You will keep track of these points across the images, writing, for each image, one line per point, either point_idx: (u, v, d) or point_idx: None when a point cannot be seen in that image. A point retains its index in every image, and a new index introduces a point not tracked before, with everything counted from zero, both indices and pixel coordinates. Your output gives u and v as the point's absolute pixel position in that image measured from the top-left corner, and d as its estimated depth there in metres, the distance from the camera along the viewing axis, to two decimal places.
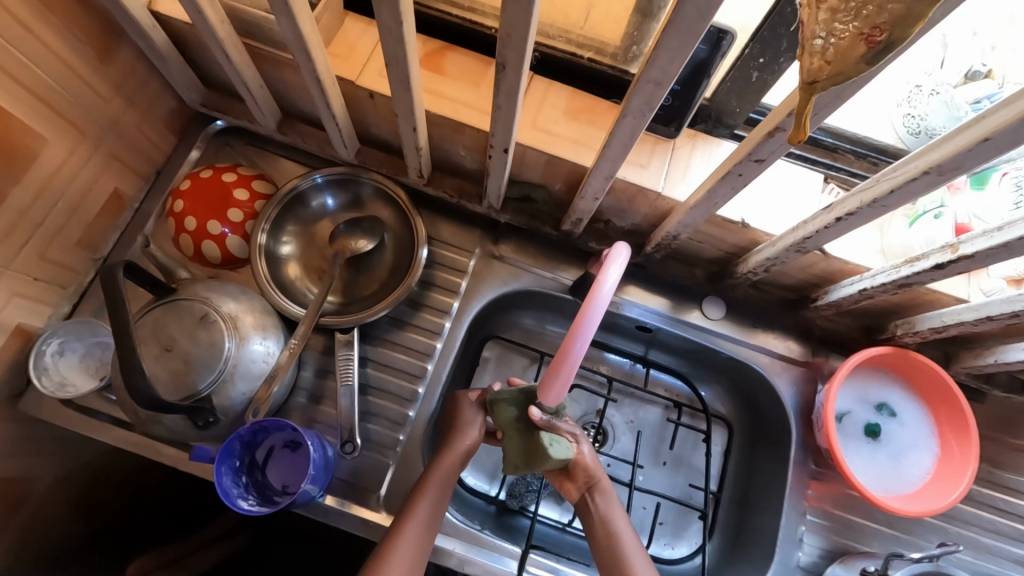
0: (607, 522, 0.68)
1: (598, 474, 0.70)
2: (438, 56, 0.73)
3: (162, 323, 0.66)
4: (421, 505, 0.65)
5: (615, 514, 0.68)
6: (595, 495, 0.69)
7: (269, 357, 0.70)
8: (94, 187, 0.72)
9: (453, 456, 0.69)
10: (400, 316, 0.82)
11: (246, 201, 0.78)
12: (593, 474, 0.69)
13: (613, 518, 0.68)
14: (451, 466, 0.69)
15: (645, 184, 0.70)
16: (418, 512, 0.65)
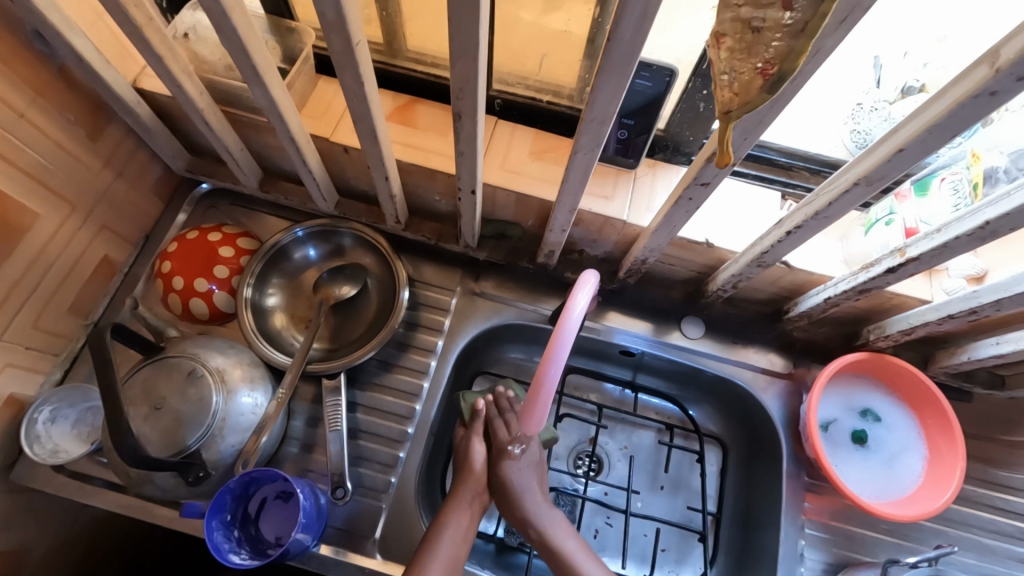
0: None
1: None
2: (407, 109, 0.77)
3: (151, 383, 0.67)
4: (449, 525, 0.68)
5: None
6: None
7: (258, 407, 0.71)
8: (85, 256, 0.75)
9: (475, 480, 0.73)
10: (387, 358, 0.84)
11: (232, 258, 0.81)
12: (513, 495, 0.71)
13: None
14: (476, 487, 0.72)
15: (611, 213, 0.73)
16: (446, 534, 0.67)
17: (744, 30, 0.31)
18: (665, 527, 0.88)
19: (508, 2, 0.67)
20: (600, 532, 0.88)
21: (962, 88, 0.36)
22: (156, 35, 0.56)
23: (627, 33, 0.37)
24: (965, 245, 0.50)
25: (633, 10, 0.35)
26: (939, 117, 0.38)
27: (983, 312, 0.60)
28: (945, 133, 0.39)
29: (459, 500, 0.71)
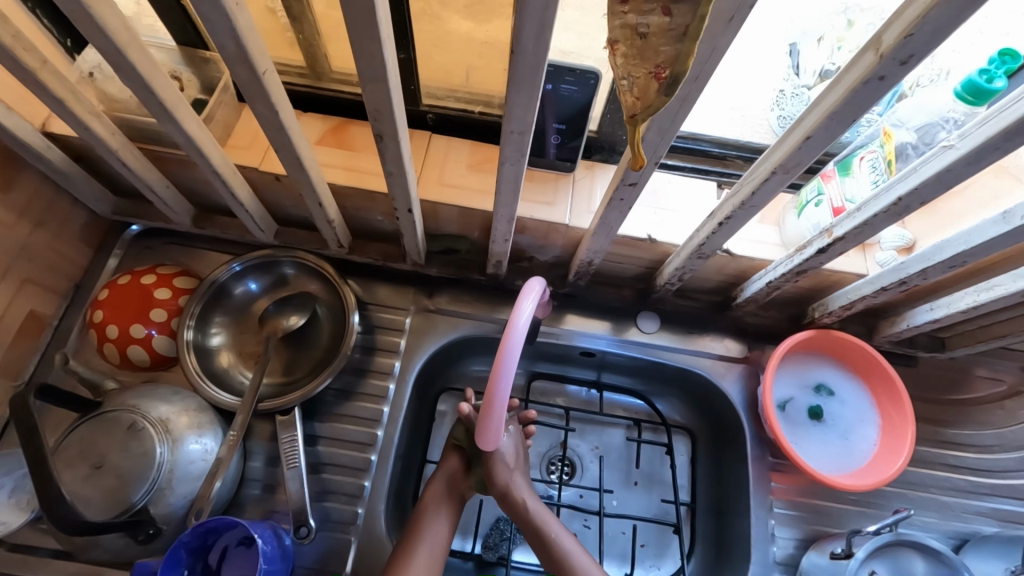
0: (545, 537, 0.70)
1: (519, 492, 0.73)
2: (339, 131, 0.76)
3: (90, 441, 0.64)
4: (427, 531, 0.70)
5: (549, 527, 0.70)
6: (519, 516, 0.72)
7: (209, 453, 0.68)
8: (6, 314, 0.71)
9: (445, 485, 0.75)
10: (344, 387, 0.82)
11: (170, 299, 0.78)
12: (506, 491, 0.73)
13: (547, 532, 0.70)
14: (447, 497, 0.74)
15: (553, 218, 0.73)
16: (421, 543, 0.68)
17: (632, 37, 0.31)
18: (642, 523, 0.89)
19: (427, 16, 0.66)
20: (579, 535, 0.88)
21: (855, 74, 0.38)
22: (54, 78, 0.53)
23: (528, 45, 0.37)
24: (883, 222, 0.52)
25: (529, 21, 0.35)
26: (837, 105, 0.39)
27: (912, 282, 0.63)
28: (844, 119, 0.40)
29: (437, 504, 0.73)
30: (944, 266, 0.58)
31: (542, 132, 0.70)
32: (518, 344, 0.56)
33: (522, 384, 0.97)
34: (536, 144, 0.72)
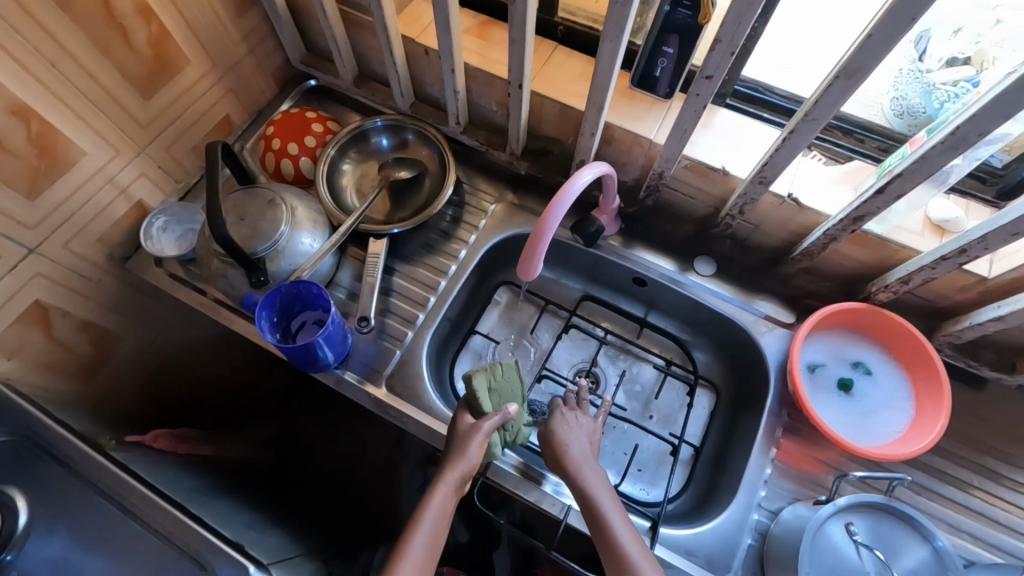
0: (586, 494, 0.70)
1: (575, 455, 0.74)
2: (483, 28, 0.91)
3: (241, 202, 0.83)
4: (430, 517, 0.68)
5: (593, 486, 0.71)
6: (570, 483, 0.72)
7: (315, 246, 0.86)
8: (212, 108, 0.95)
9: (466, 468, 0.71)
10: (427, 240, 0.96)
11: (320, 134, 0.98)
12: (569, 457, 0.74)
13: (592, 493, 0.70)
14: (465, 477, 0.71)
15: (640, 132, 0.81)
16: (422, 528, 0.67)
17: None
18: (646, 448, 0.94)
19: None
20: None
21: None
22: None
23: None
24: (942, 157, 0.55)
25: None
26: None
27: (973, 253, 0.63)
28: (903, 18, 0.46)
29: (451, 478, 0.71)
30: (1006, 233, 0.59)
31: (652, 55, 0.79)
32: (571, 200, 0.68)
33: (573, 301, 1.07)
34: (643, 66, 0.81)
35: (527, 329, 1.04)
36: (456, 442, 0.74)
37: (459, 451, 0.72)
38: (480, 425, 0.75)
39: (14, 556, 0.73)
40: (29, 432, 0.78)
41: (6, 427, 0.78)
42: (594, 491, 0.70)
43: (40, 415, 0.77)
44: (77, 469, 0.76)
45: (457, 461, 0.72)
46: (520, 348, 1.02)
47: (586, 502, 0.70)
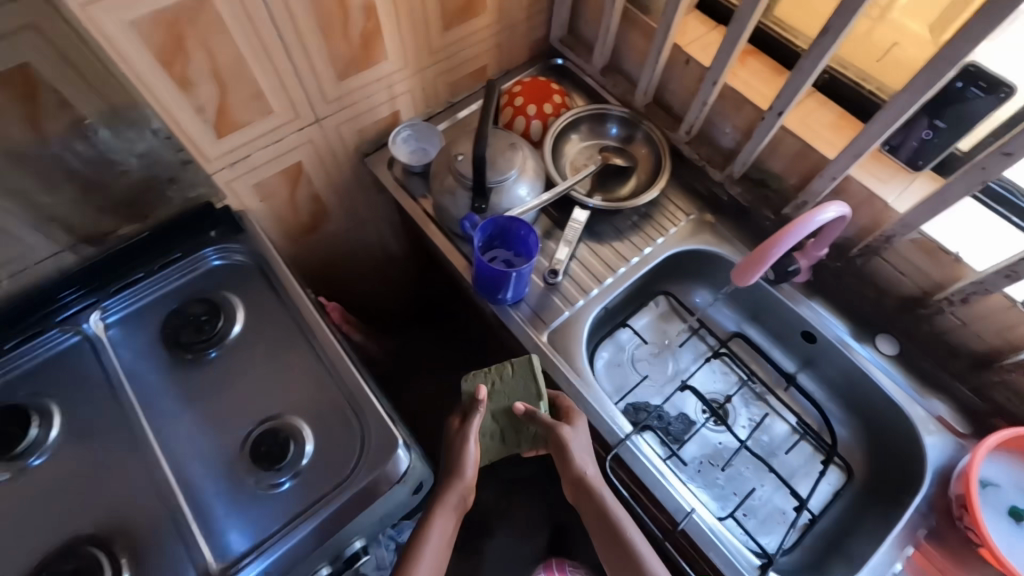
0: (619, 525, 0.76)
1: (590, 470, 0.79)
2: (748, 56, 0.95)
3: (486, 137, 0.93)
4: (438, 539, 0.78)
5: (613, 508, 0.77)
6: (583, 495, 0.79)
7: (531, 198, 0.94)
8: (479, 55, 1.07)
9: (452, 502, 0.79)
10: (618, 228, 1.02)
11: (557, 105, 1.07)
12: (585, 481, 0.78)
13: (612, 512, 0.77)
14: (451, 509, 0.79)
15: (878, 193, 0.82)
16: (432, 540, 0.77)
17: None
18: (761, 497, 0.93)
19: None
20: (699, 462, 0.96)
21: None
22: None
23: None
24: None
25: None
26: None
27: None
28: None
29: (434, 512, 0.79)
30: None
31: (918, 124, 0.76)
32: (803, 233, 0.79)
33: (724, 334, 1.08)
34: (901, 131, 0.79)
35: (674, 345, 1.07)
36: (455, 456, 0.82)
37: (455, 479, 0.80)
38: (468, 441, 0.82)
39: (215, 356, 0.82)
40: (262, 259, 0.90)
41: (245, 247, 0.90)
42: (615, 511, 0.77)
43: (275, 255, 0.90)
44: (291, 303, 0.87)
45: (437, 504, 0.79)
46: (660, 358, 1.05)
47: (607, 521, 0.77)
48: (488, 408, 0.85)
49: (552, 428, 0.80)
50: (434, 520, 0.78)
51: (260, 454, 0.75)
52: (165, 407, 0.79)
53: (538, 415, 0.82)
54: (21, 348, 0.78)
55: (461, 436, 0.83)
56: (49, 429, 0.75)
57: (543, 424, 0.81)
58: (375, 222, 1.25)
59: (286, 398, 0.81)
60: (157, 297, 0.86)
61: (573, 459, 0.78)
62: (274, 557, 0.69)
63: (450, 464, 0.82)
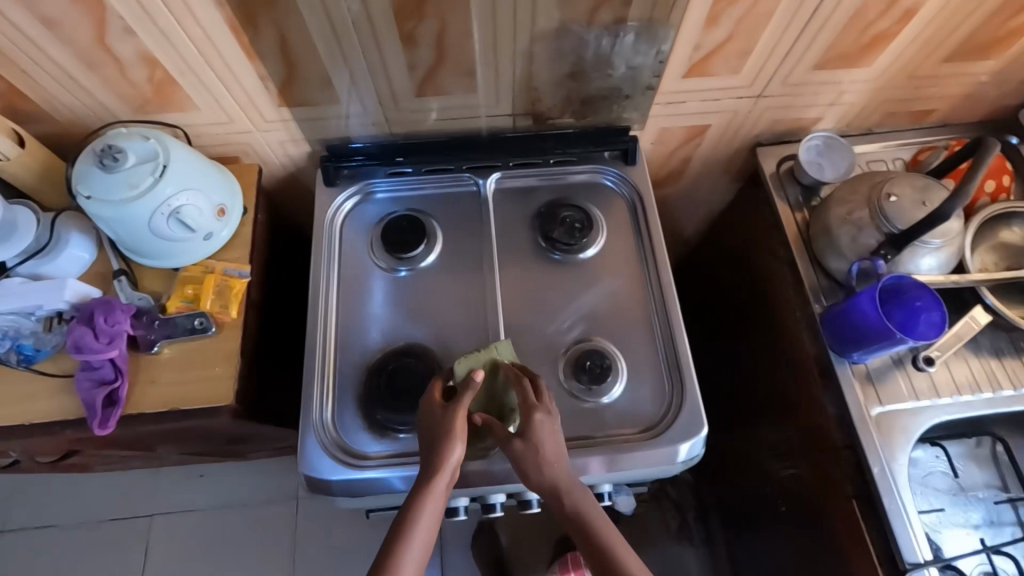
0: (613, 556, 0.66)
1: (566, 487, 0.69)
2: None
3: (930, 190, 0.83)
4: (420, 544, 0.66)
5: (608, 534, 0.68)
6: (573, 525, 0.69)
7: (940, 273, 0.83)
8: (940, 97, 0.95)
9: (449, 472, 0.68)
10: (1005, 348, 0.88)
11: (1002, 187, 0.93)
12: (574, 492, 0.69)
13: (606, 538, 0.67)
14: (446, 483, 0.68)
15: None
16: (420, 527, 0.66)
17: None
18: None
19: None
20: None
21: None
22: None
23: None
24: None
25: None
26: None
27: None
28: None
29: (432, 493, 0.67)
30: None
31: None
32: None
33: None
34: None
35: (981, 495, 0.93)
36: (438, 436, 0.69)
37: (435, 458, 0.68)
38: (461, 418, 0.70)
39: (557, 259, 0.91)
40: (638, 199, 0.95)
41: (629, 180, 0.96)
42: (615, 552, 0.67)
43: (652, 200, 0.94)
44: (648, 251, 0.92)
45: (431, 466, 0.68)
46: (958, 499, 0.93)
47: (600, 552, 0.67)
48: (481, 391, 0.77)
49: (521, 413, 0.71)
50: (427, 508, 0.67)
51: (581, 366, 0.83)
52: (516, 281, 0.90)
53: (531, 397, 0.73)
54: (439, 177, 0.95)
55: (443, 416, 0.70)
56: (428, 251, 0.91)
57: (523, 392, 0.73)
58: (701, 203, 1.23)
59: (615, 329, 0.87)
60: (539, 186, 0.97)
61: (552, 436, 0.70)
62: None
63: (427, 469, 0.68)
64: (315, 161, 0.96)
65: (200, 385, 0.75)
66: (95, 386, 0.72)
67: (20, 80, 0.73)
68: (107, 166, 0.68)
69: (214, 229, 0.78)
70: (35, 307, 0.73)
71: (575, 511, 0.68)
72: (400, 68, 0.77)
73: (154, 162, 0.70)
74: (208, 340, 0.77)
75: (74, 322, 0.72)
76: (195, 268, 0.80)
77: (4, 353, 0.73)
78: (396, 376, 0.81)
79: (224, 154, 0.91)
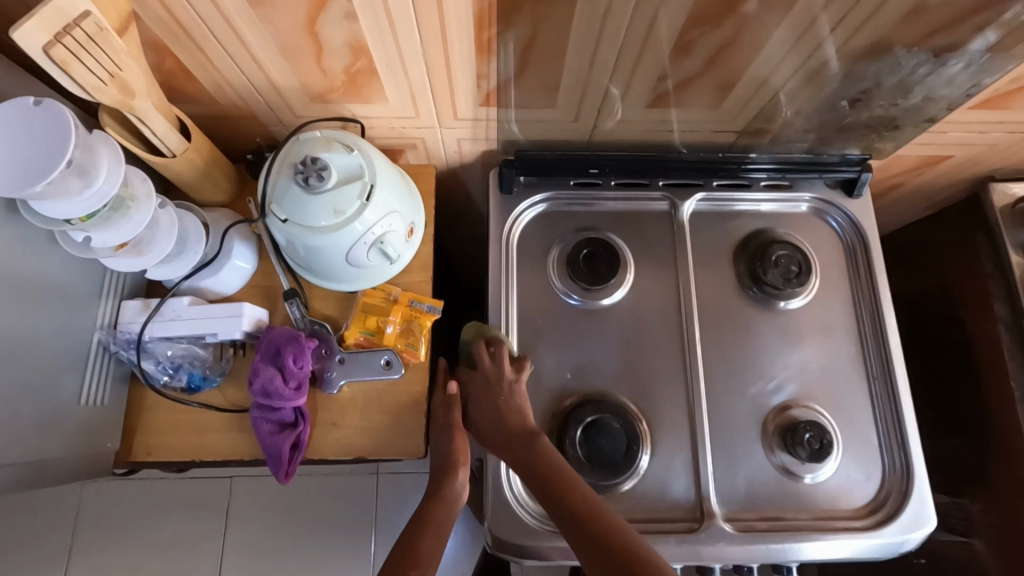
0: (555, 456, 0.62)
1: (518, 390, 0.67)
2: None
3: None
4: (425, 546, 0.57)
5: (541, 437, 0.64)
6: (509, 440, 0.64)
7: None
8: None
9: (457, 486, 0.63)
10: None
11: None
12: (510, 386, 0.67)
13: (539, 441, 0.63)
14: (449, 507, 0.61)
15: None
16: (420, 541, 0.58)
17: None
18: None
19: None
20: None
21: None
22: None
23: None
24: None
25: None
26: None
27: None
28: None
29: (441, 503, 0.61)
30: None
31: None
32: None
33: None
34: None
35: None
36: (445, 459, 0.64)
37: (444, 478, 0.63)
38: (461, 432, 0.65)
39: (758, 300, 0.80)
40: (862, 238, 0.81)
41: (849, 209, 0.82)
42: (551, 448, 0.63)
43: (879, 244, 0.80)
44: (873, 306, 0.79)
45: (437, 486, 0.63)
46: None
47: (533, 450, 0.63)
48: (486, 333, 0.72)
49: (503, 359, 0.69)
50: (434, 521, 0.60)
51: (797, 439, 0.73)
52: (717, 323, 0.79)
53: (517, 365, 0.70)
54: (625, 194, 0.82)
55: (442, 437, 0.65)
56: (616, 285, 0.79)
57: (478, 356, 0.69)
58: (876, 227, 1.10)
59: (830, 393, 0.77)
60: (737, 213, 0.83)
61: (521, 411, 0.66)
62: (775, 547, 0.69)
63: (438, 483, 0.63)
64: (486, 160, 0.82)
65: (387, 433, 0.66)
66: (278, 431, 0.63)
67: (194, 58, 0.59)
68: (311, 186, 0.56)
69: (402, 253, 0.67)
70: (206, 335, 0.63)
71: (509, 407, 0.66)
72: (650, 76, 0.62)
73: (362, 182, 0.58)
74: (391, 382, 0.68)
75: (258, 358, 0.62)
76: (377, 294, 0.69)
77: (173, 384, 0.65)
78: (588, 436, 0.72)
79: (391, 145, 0.77)
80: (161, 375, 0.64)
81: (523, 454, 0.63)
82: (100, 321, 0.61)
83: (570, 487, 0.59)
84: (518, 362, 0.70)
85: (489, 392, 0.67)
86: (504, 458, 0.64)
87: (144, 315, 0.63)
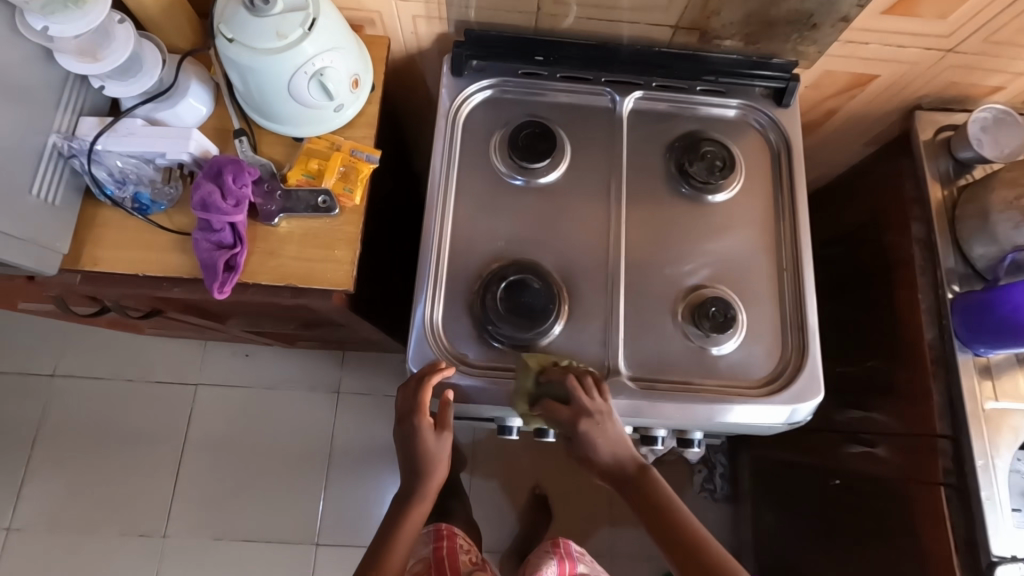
0: (615, 440, 0.72)
1: (616, 426, 0.71)
2: None
3: None
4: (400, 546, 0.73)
5: (651, 475, 0.71)
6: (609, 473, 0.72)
7: None
8: None
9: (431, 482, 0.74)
10: None
11: None
12: (583, 415, 0.70)
13: (646, 472, 0.71)
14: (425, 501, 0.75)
15: None
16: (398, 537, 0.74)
17: None
18: None
19: None
20: None
21: None
22: None
23: None
24: None
25: None
26: None
27: None
28: None
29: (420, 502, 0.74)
30: None
31: None
32: None
33: None
34: None
35: None
36: (409, 451, 0.74)
37: (416, 480, 0.74)
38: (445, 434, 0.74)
39: (683, 192, 0.85)
40: (785, 144, 0.87)
41: (776, 117, 0.87)
42: (619, 444, 0.72)
43: (801, 150, 0.86)
44: (788, 206, 0.85)
45: (413, 483, 0.75)
46: None
47: (611, 457, 0.72)
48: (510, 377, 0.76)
49: (574, 377, 0.71)
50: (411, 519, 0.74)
51: (704, 312, 0.78)
52: (644, 210, 0.85)
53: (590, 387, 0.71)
54: (569, 86, 0.87)
55: (429, 441, 0.74)
56: (551, 166, 0.84)
57: (573, 389, 0.70)
58: (821, 164, 1.16)
59: (742, 280, 0.83)
60: (673, 114, 0.89)
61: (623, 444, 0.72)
62: (670, 404, 0.74)
63: (409, 490, 0.75)
64: (442, 45, 0.88)
65: (319, 265, 0.71)
66: (215, 249, 0.68)
67: None
68: (256, 8, 0.61)
69: (345, 101, 0.72)
70: (154, 155, 0.68)
71: (598, 442, 0.71)
72: None
73: (305, 12, 0.63)
74: (327, 221, 0.73)
75: (201, 177, 0.67)
76: (322, 142, 0.74)
77: (121, 200, 0.70)
78: (509, 293, 0.77)
79: (351, 17, 0.82)
80: (112, 189, 0.70)
81: (642, 492, 0.71)
82: (57, 128, 0.66)
83: (665, 505, 0.70)
84: (583, 379, 0.72)
85: (569, 422, 0.71)
86: (617, 483, 0.72)
87: (99, 130, 0.68)
